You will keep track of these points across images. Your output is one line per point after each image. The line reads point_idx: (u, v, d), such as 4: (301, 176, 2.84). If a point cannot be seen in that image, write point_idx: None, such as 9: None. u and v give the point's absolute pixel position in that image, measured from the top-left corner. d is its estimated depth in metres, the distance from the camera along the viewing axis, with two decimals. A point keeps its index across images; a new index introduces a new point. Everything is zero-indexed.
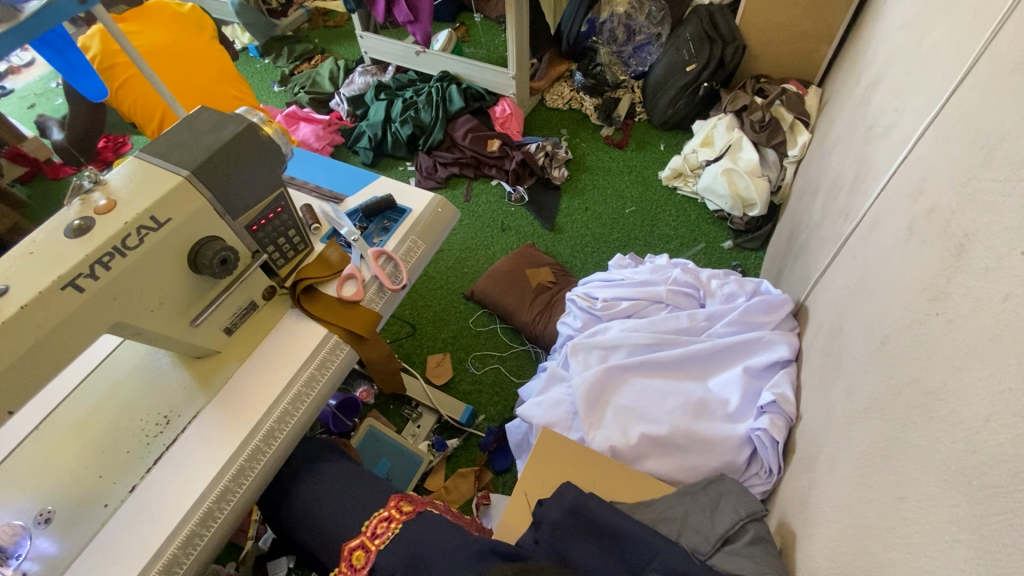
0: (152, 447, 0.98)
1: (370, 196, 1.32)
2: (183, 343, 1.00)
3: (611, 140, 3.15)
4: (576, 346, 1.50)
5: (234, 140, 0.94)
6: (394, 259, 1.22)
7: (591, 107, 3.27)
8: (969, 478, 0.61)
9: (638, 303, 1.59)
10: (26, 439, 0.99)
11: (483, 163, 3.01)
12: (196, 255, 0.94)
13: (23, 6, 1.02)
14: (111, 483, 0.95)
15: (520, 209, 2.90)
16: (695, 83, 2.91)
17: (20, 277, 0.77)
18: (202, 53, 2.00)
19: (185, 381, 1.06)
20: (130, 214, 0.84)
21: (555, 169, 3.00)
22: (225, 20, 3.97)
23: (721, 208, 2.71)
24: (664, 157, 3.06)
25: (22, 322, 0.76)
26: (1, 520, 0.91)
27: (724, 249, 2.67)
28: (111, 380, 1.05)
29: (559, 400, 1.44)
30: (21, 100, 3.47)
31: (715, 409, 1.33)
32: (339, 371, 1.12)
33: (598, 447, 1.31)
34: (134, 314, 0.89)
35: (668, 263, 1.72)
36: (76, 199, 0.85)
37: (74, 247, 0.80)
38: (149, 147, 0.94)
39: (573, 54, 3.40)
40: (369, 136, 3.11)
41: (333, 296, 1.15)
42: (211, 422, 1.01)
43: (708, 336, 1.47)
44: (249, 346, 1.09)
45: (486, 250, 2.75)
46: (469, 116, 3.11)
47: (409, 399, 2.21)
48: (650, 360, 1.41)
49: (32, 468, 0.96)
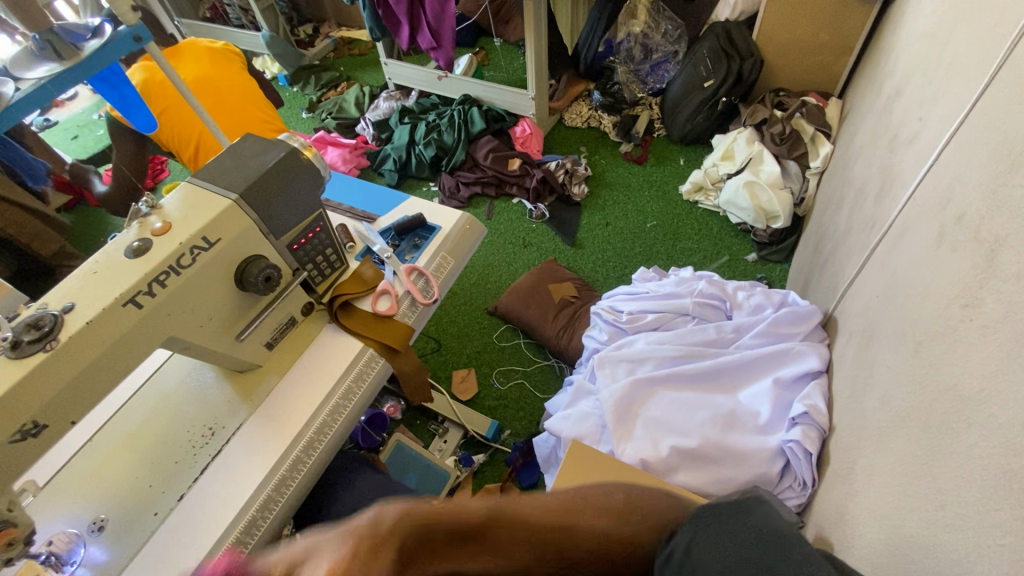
0: (198, 458, 1.03)
1: (401, 215, 1.37)
2: (228, 357, 1.05)
3: (631, 156, 3.18)
4: (603, 359, 1.51)
5: (278, 164, 1.00)
6: (425, 275, 1.26)
7: (609, 124, 3.32)
8: (1012, 483, 0.60)
9: (664, 316, 1.60)
10: (81, 450, 1.04)
11: (504, 182, 3.07)
12: (242, 273, 0.99)
13: (84, 45, 1.12)
14: (159, 493, 1.00)
15: (541, 225, 2.94)
16: (713, 99, 2.93)
17: (85, 295, 0.83)
18: (237, 84, 2.11)
19: (228, 394, 1.10)
20: (184, 235, 0.90)
21: (576, 186, 3.04)
22: (256, 52, 4.17)
23: (744, 221, 2.71)
24: (684, 172, 3.08)
25: (87, 337, 0.81)
26: (58, 527, 0.96)
27: (747, 262, 2.66)
28: (159, 394, 1.10)
29: (588, 413, 1.45)
30: (67, 132, 3.68)
31: (745, 421, 1.32)
32: (374, 384, 1.16)
33: (628, 460, 1.31)
34: (186, 329, 0.94)
35: (692, 275, 1.73)
36: (135, 222, 0.92)
37: (133, 267, 0.86)
38: (199, 173, 1.00)
39: (591, 74, 3.47)
40: (393, 158, 3.20)
41: (368, 311, 1.20)
42: (253, 433, 1.05)
43: (736, 347, 1.47)
44: (288, 360, 1.14)
45: (509, 267, 2.79)
46: (489, 137, 3.19)
47: (435, 414, 2.23)
48: (678, 372, 1.41)
49: (87, 478, 1.01)
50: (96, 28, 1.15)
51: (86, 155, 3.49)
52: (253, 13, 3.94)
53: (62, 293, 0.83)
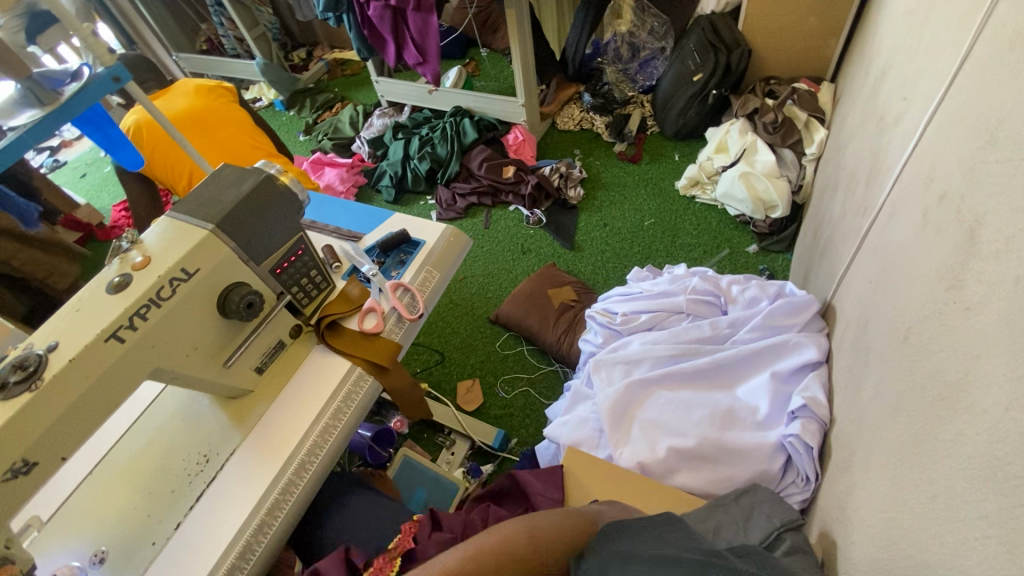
0: (193, 485, 1.04)
1: (386, 232, 1.38)
2: (218, 384, 1.06)
3: (625, 156, 3.17)
4: (598, 362, 1.49)
5: (254, 191, 1.02)
6: (410, 290, 1.26)
7: (602, 125, 3.31)
8: (995, 471, 0.58)
9: (658, 315, 1.58)
10: (82, 484, 1.06)
11: (500, 190, 3.08)
12: (224, 301, 1.01)
13: (64, 89, 1.15)
14: (157, 522, 1.01)
15: (538, 231, 2.94)
16: (703, 92, 2.91)
17: (69, 333, 0.85)
18: (228, 114, 2.16)
19: (221, 420, 1.11)
20: (163, 267, 0.92)
21: (571, 189, 3.03)
22: (252, 80, 4.26)
23: (742, 213, 2.67)
24: (680, 167, 3.06)
25: (71, 373, 0.83)
26: (61, 560, 0.98)
27: (748, 254, 2.62)
28: (156, 424, 1.12)
29: (585, 418, 1.44)
30: (75, 171, 3.79)
31: (744, 417, 1.30)
32: (365, 401, 1.16)
33: (626, 464, 1.30)
34: (171, 360, 0.96)
35: (686, 272, 1.71)
36: (116, 258, 0.93)
37: (115, 302, 0.88)
38: (178, 206, 1.02)
39: (580, 77, 3.47)
40: (389, 175, 3.23)
41: (355, 329, 1.20)
42: (246, 458, 1.06)
43: (732, 343, 1.45)
44: (278, 383, 1.15)
45: (508, 274, 2.79)
46: (483, 147, 3.20)
47: (441, 427, 2.24)
48: (673, 372, 1.39)
49: (89, 511, 1.03)
50: (76, 71, 1.18)
51: (94, 192, 3.58)
52: (247, 42, 4.03)
53: (47, 332, 0.85)
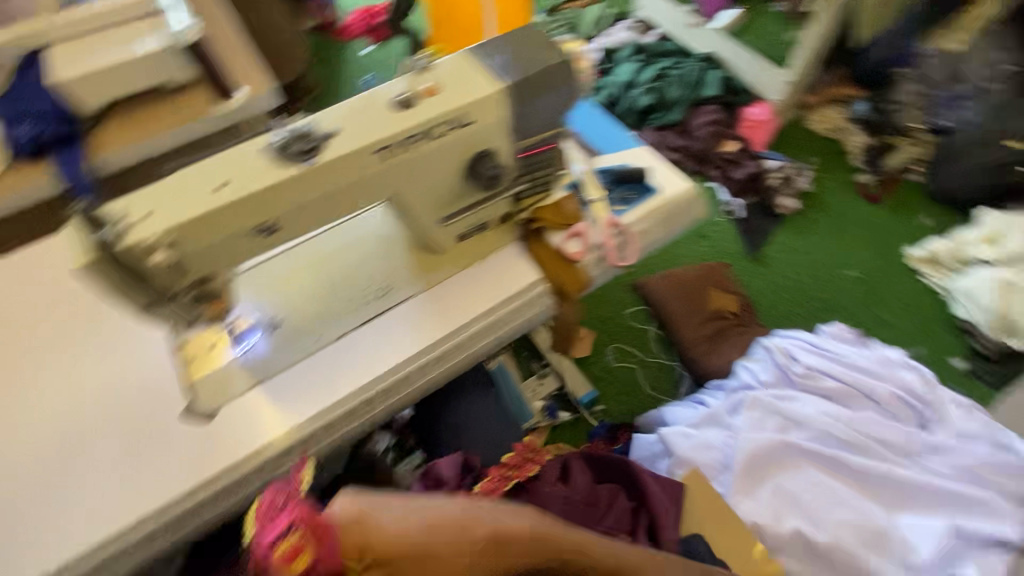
0: (366, 308, 1.08)
1: (623, 161, 1.24)
2: (425, 233, 1.07)
3: (866, 192, 2.67)
4: (757, 401, 1.33)
5: (554, 67, 0.94)
6: (626, 234, 1.15)
7: (856, 144, 2.81)
8: None
9: (846, 389, 1.36)
10: (279, 252, 1.11)
11: (708, 161, 2.75)
12: (474, 164, 0.97)
13: None
14: (325, 322, 1.07)
15: (726, 222, 2.63)
16: (1008, 166, 2.38)
17: (348, 129, 0.85)
18: None
19: (408, 264, 1.12)
20: (446, 106, 0.89)
21: (785, 196, 2.64)
22: None
23: (970, 321, 2.23)
24: (922, 233, 2.55)
25: (336, 166, 0.83)
26: (245, 309, 1.06)
27: (948, 367, 2.21)
28: (355, 235, 1.13)
29: (713, 446, 1.30)
30: None
31: (892, 546, 1.17)
32: (533, 315, 1.17)
33: (741, 515, 1.21)
34: (408, 195, 0.95)
35: (900, 359, 1.44)
36: (406, 75, 0.92)
37: (394, 119, 0.86)
38: (476, 49, 0.97)
39: (862, 79, 2.91)
40: (605, 93, 2.98)
41: (558, 247, 1.14)
42: (417, 312, 1.09)
43: (917, 465, 1.27)
44: (467, 258, 1.13)
45: (672, 250, 2.57)
46: (717, 108, 2.88)
47: (539, 355, 2.14)
48: (839, 460, 1.24)
49: (277, 280, 1.09)
50: None
51: None
52: None
53: (330, 118, 0.86)
